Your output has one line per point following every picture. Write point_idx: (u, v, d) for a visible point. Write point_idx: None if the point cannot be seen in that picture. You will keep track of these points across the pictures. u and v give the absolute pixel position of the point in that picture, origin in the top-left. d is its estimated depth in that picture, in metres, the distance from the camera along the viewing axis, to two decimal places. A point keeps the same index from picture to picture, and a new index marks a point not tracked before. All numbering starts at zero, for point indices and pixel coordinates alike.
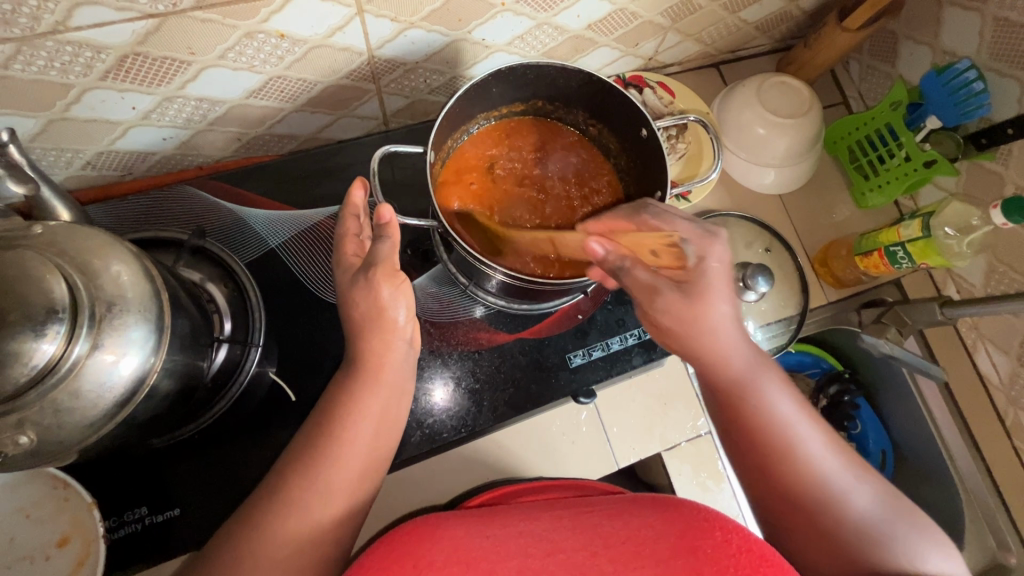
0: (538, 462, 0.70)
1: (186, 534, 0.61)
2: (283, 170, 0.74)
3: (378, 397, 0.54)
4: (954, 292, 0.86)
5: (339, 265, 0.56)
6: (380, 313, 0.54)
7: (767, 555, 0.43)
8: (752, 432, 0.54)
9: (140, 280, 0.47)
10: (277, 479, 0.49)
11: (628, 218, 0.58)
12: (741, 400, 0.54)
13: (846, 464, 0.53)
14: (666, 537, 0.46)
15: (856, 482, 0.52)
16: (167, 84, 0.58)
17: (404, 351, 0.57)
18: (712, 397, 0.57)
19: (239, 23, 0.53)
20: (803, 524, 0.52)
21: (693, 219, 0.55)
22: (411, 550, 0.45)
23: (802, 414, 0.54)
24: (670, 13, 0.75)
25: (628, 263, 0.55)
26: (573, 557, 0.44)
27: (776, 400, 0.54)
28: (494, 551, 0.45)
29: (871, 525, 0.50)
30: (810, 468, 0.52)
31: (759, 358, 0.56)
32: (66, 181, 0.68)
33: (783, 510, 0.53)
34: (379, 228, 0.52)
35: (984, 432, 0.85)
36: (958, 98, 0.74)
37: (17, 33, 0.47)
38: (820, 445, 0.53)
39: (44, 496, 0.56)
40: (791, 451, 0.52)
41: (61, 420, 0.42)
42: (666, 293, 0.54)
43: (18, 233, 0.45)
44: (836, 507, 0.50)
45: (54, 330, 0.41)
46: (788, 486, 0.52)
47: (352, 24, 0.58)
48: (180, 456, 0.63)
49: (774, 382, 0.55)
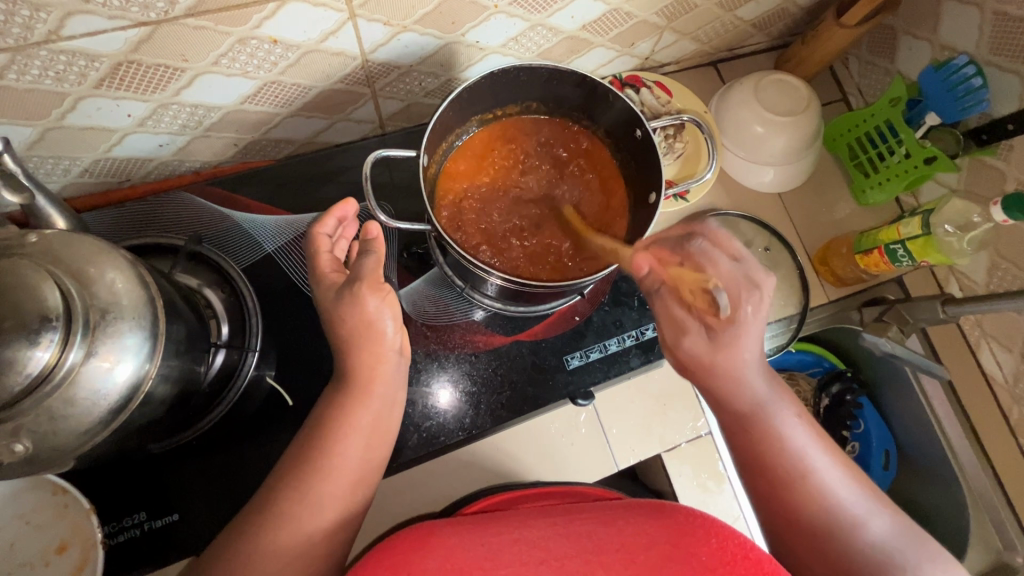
0: (537, 465, 0.70)
1: (185, 539, 0.61)
2: (279, 174, 0.74)
3: (369, 408, 0.54)
4: (957, 289, 0.85)
5: (320, 283, 0.56)
6: (367, 327, 0.54)
7: (762, 561, 0.44)
8: (763, 460, 0.53)
9: (135, 287, 0.47)
10: (274, 486, 0.50)
11: (674, 247, 0.56)
12: (754, 431, 0.54)
13: (862, 494, 0.52)
14: (658, 544, 0.46)
15: (868, 510, 0.51)
16: (162, 91, 0.58)
17: (395, 364, 0.57)
18: (726, 426, 0.57)
19: (232, 30, 0.53)
20: (812, 553, 0.50)
21: (740, 262, 0.54)
22: (403, 557, 0.44)
23: (814, 442, 0.54)
24: (665, 13, 0.74)
25: (663, 293, 0.56)
26: (567, 564, 0.44)
27: (789, 430, 0.54)
28: (487, 558, 0.44)
29: (882, 554, 0.49)
30: (821, 495, 0.51)
31: (774, 388, 0.56)
32: (64, 189, 0.68)
33: (791, 537, 0.52)
34: (364, 243, 0.55)
35: (989, 430, 0.84)
36: (957, 94, 0.74)
37: (11, 43, 0.47)
38: (833, 473, 0.52)
39: (42, 503, 0.56)
40: (802, 478, 0.52)
41: (57, 427, 0.43)
42: (694, 335, 0.55)
43: (13, 242, 0.45)
44: (847, 537, 0.49)
45: (48, 338, 0.41)
46: (798, 514, 0.51)
47: (344, 29, 0.58)
48: (179, 461, 0.63)
49: (788, 412, 0.55)
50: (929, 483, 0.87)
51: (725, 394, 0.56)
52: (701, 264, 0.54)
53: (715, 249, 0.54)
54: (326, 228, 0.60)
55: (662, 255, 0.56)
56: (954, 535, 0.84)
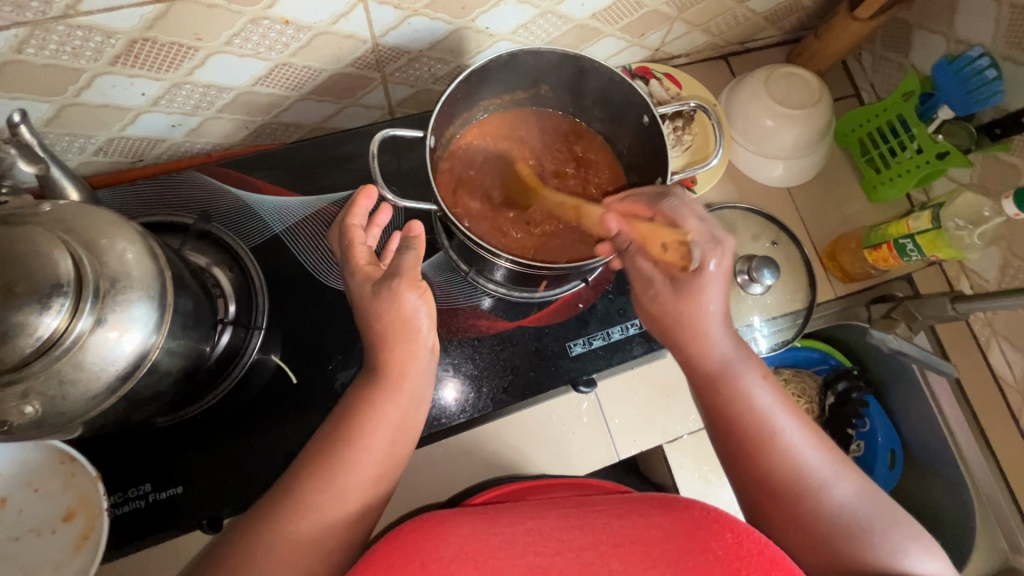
0: (537, 451, 0.70)
1: (189, 512, 0.62)
2: (289, 156, 0.75)
3: (399, 405, 0.54)
4: (967, 287, 0.84)
5: (351, 274, 0.57)
6: (403, 324, 0.54)
7: (778, 558, 0.43)
8: (732, 421, 0.54)
9: (145, 260, 0.48)
10: (302, 466, 0.51)
11: (648, 202, 0.59)
12: (720, 390, 0.55)
13: (828, 457, 0.52)
14: (674, 537, 0.46)
15: (834, 474, 0.51)
16: (176, 70, 0.59)
17: (425, 361, 0.57)
18: (695, 388, 0.58)
19: (244, 9, 0.54)
20: (780, 515, 0.51)
21: (707, 221, 0.56)
22: (415, 546, 0.45)
23: (781, 404, 0.54)
24: (676, 3, 0.74)
25: (633, 249, 0.59)
26: (581, 556, 0.44)
27: (755, 391, 0.54)
28: (500, 548, 0.45)
29: (845, 517, 0.49)
30: (787, 461, 0.52)
31: (741, 349, 0.56)
32: (81, 167, 0.70)
33: (761, 502, 0.53)
34: (406, 240, 0.56)
35: (997, 430, 0.83)
36: (970, 86, 0.72)
37: (29, 17, 0.48)
38: (799, 437, 0.53)
39: (51, 470, 0.58)
40: (770, 442, 0.52)
41: (66, 391, 0.43)
42: (660, 286, 0.58)
43: (28, 211, 0.46)
44: (811, 498, 0.50)
45: (59, 304, 0.42)
46: (768, 478, 0.52)
47: (356, 12, 0.59)
48: (184, 435, 0.64)
49: (754, 373, 0.55)
50: (933, 482, 0.86)
51: (694, 353, 0.57)
52: (670, 219, 0.57)
53: (687, 200, 0.57)
54: (358, 219, 0.60)
55: (637, 210, 0.60)
56: (959, 536, 0.83)
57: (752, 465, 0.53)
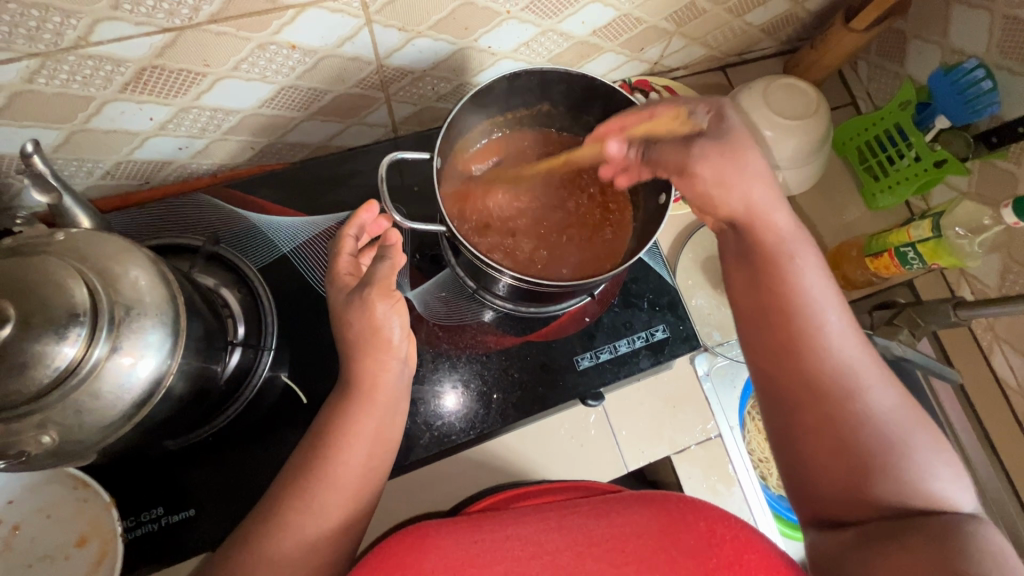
0: (546, 464, 0.71)
1: (199, 537, 0.62)
2: (295, 176, 0.76)
3: (374, 417, 0.55)
4: (968, 292, 0.85)
5: (332, 284, 0.58)
6: (375, 332, 0.55)
7: (749, 538, 0.47)
8: (778, 296, 0.54)
9: (157, 286, 0.48)
10: (292, 483, 0.51)
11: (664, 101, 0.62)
12: (772, 266, 0.55)
13: (869, 356, 0.52)
14: (649, 531, 0.48)
15: (872, 371, 0.51)
16: (183, 95, 0.60)
17: (397, 372, 0.57)
18: (746, 273, 0.57)
19: (252, 35, 0.55)
20: (806, 397, 0.52)
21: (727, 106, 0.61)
22: (400, 561, 0.46)
23: (832, 294, 0.54)
24: (674, 18, 0.75)
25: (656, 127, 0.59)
26: (557, 558, 0.46)
27: (807, 274, 0.54)
28: (480, 554, 0.47)
29: (873, 411, 0.50)
30: (828, 345, 0.52)
31: (801, 237, 0.56)
32: (88, 191, 0.70)
33: (790, 383, 0.53)
34: (384, 248, 0.54)
35: (1000, 432, 0.84)
36: (967, 97, 0.74)
37: (42, 49, 0.49)
38: (844, 329, 0.53)
39: (64, 496, 0.58)
40: (815, 324, 0.52)
41: (82, 419, 0.44)
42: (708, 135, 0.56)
43: (42, 240, 0.46)
44: (843, 386, 0.51)
45: (75, 333, 0.42)
46: (803, 358, 0.52)
47: (360, 35, 0.59)
48: (193, 457, 0.64)
49: (811, 259, 0.55)
50: None
51: (750, 228, 0.57)
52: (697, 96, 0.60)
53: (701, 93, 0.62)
54: (353, 228, 0.60)
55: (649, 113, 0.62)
56: None
57: (797, 363, 0.52)
